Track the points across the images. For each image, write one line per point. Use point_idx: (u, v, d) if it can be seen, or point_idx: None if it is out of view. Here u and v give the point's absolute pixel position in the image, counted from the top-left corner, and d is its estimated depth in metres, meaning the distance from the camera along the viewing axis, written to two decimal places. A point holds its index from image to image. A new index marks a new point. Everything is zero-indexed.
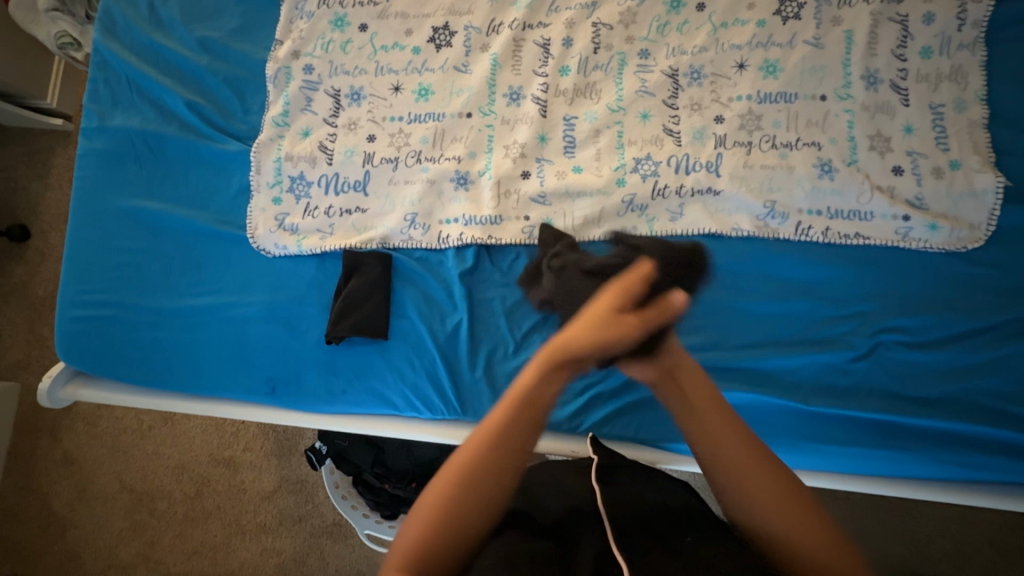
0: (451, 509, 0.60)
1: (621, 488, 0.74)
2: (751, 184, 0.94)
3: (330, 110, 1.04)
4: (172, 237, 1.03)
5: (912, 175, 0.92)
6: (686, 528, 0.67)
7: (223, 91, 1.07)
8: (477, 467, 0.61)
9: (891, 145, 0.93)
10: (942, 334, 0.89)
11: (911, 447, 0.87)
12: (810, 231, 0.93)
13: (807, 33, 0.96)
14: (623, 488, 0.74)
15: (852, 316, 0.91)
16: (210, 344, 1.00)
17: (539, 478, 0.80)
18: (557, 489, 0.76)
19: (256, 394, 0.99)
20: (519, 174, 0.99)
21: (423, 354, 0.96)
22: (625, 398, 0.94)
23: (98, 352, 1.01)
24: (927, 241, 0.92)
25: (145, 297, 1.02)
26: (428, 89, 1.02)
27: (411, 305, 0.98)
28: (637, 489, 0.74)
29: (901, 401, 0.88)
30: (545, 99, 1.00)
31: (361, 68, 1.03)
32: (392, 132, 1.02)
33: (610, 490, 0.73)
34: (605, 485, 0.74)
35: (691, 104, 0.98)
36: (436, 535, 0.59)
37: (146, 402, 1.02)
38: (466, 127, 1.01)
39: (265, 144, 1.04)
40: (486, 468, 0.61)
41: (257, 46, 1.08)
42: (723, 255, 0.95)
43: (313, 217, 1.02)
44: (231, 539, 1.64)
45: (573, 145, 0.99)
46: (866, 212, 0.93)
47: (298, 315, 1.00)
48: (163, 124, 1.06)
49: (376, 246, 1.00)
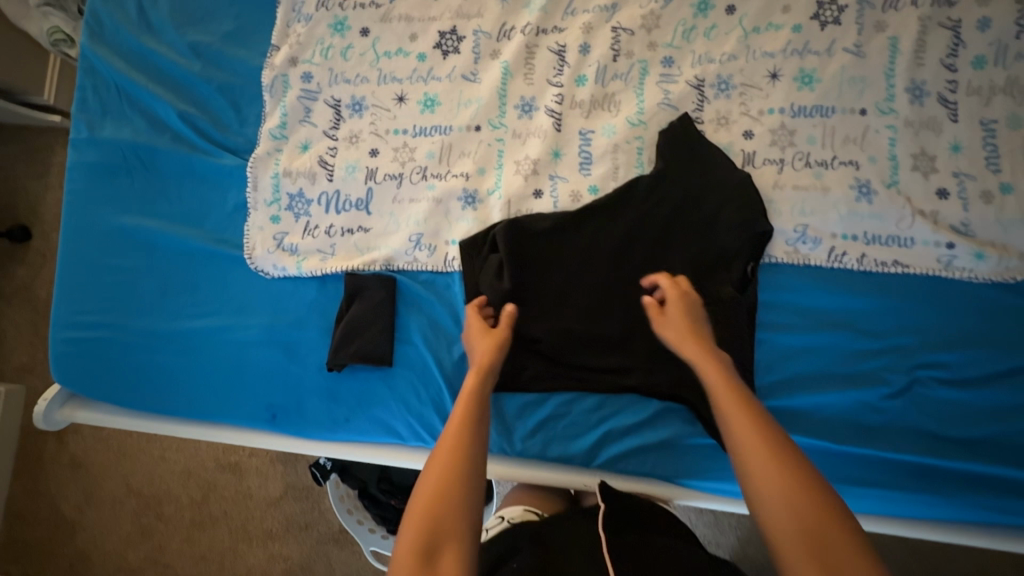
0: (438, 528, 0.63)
1: (632, 533, 0.72)
2: (781, 207, 0.88)
3: (330, 122, 0.96)
4: (165, 256, 0.98)
5: (959, 199, 0.85)
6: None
7: (218, 102, 0.99)
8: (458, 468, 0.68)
9: (936, 165, 0.86)
10: (984, 372, 0.84)
11: (946, 491, 0.83)
12: (844, 258, 0.87)
13: (848, 40, 0.88)
14: (634, 536, 0.71)
15: (887, 350, 0.86)
16: (210, 369, 0.96)
17: (551, 525, 0.77)
18: (569, 533, 0.74)
19: (256, 421, 0.96)
20: (531, 193, 0.93)
21: (430, 383, 0.93)
22: (644, 433, 0.89)
23: (95, 374, 0.98)
24: (973, 271, 0.85)
25: (141, 320, 0.98)
26: (435, 100, 0.95)
27: (416, 331, 0.93)
28: (652, 543, 0.70)
29: (938, 442, 0.84)
30: (560, 112, 0.93)
31: (362, 77, 0.96)
32: (396, 146, 0.95)
33: (616, 534, 0.71)
34: (612, 530, 0.72)
35: (717, 118, 0.91)
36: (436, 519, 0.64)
37: (146, 426, 0.99)
38: (475, 141, 0.94)
39: (261, 159, 0.96)
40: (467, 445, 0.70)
41: (253, 50, 1.00)
42: (767, 288, 0.89)
43: (313, 237, 0.95)
44: (238, 544, 1.64)
45: (589, 160, 0.92)
46: (907, 238, 0.86)
47: (299, 340, 0.95)
48: (155, 136, 0.99)
49: (380, 268, 0.95)
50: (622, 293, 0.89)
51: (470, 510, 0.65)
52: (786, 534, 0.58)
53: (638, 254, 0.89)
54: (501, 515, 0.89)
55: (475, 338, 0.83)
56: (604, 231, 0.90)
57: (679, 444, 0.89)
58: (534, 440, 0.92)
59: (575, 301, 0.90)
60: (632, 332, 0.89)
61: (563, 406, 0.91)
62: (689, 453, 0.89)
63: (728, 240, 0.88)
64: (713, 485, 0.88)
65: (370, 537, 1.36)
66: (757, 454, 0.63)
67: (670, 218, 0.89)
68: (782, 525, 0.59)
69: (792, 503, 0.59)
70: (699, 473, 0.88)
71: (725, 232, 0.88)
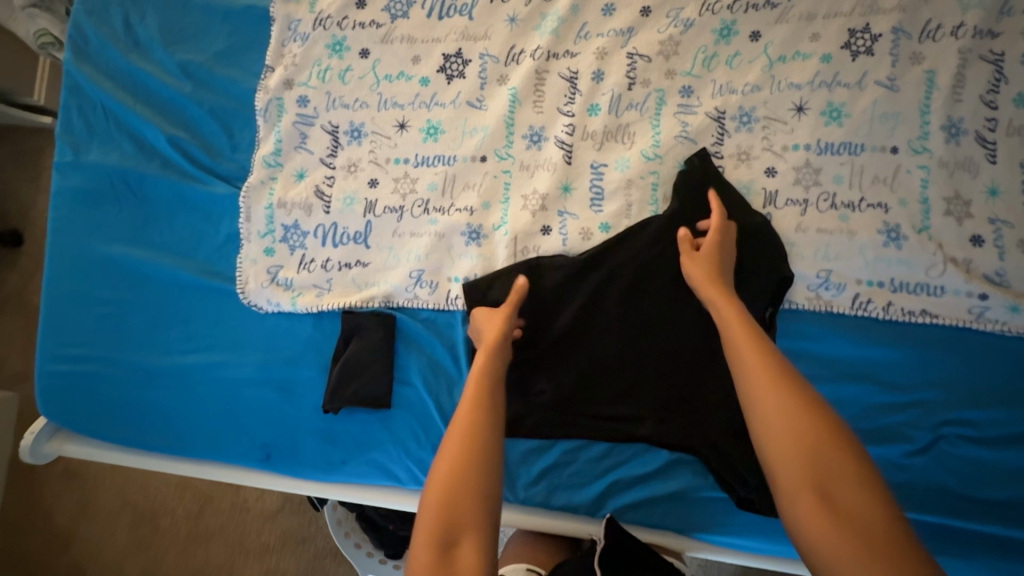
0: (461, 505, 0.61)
1: None
2: (803, 250, 0.83)
3: (327, 149, 0.91)
4: (155, 288, 0.93)
5: (994, 247, 0.80)
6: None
7: (209, 125, 0.94)
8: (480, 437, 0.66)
9: (971, 210, 0.81)
10: (1013, 431, 0.79)
11: (968, 554, 0.79)
12: (869, 305, 0.82)
13: (880, 72, 0.82)
14: None
15: (911, 405, 0.81)
16: (202, 406, 0.93)
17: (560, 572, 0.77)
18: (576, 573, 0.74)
19: (249, 460, 0.92)
20: (538, 230, 0.88)
21: (429, 427, 0.88)
22: (653, 485, 0.85)
23: (82, 409, 0.94)
24: (1006, 323, 0.80)
25: (130, 353, 0.94)
26: (438, 127, 0.90)
27: (415, 372, 0.89)
28: None
29: (962, 503, 0.80)
30: (570, 143, 0.87)
31: (361, 102, 0.91)
32: (396, 177, 0.90)
33: None
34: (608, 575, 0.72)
35: (737, 153, 0.85)
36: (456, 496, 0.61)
37: (135, 461, 0.96)
38: (480, 172, 0.89)
39: (255, 188, 0.91)
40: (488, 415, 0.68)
41: (246, 71, 0.94)
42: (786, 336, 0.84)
43: (309, 271, 0.91)
44: (234, 558, 1.62)
45: (601, 197, 0.87)
46: (936, 286, 0.81)
47: (294, 378, 0.91)
48: (142, 160, 0.93)
49: (378, 305, 0.90)
50: (629, 337, 0.85)
51: (492, 478, 0.63)
52: (801, 478, 0.58)
53: (647, 297, 0.85)
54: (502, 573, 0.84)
55: (484, 319, 0.82)
56: (610, 272, 0.85)
57: (689, 497, 0.85)
58: (537, 487, 0.88)
59: (579, 345, 0.86)
60: (638, 379, 0.85)
61: (569, 454, 0.88)
62: (700, 507, 0.85)
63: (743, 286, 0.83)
64: (723, 540, 0.85)
65: (365, 561, 1.32)
66: (778, 409, 0.62)
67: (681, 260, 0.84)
68: (781, 431, 0.61)
69: (793, 414, 0.61)
70: (710, 526, 0.85)
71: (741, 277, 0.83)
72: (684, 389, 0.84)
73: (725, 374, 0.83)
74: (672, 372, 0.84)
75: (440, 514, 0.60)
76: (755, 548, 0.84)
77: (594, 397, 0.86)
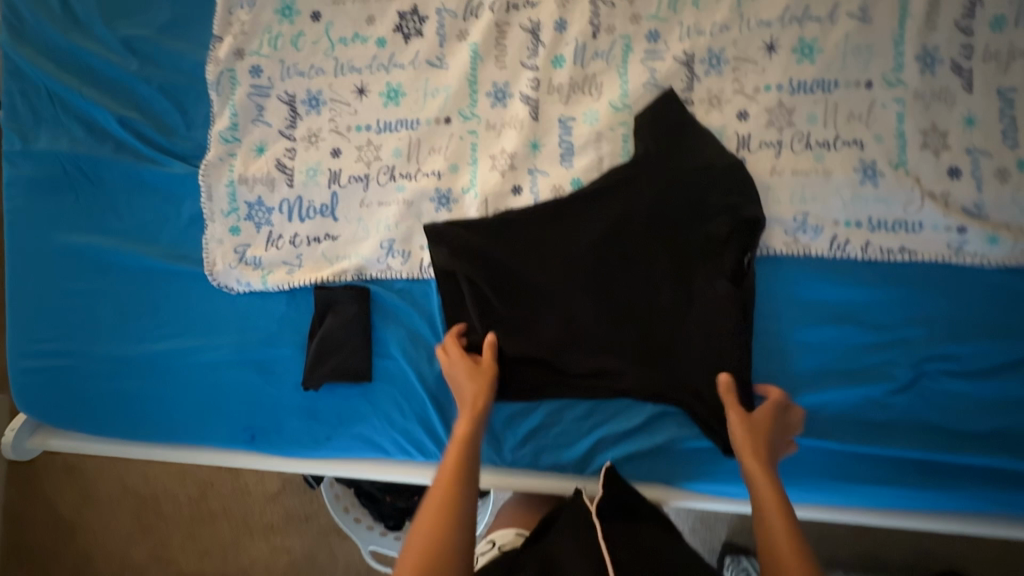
0: (442, 542, 0.63)
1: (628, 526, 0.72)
2: (779, 193, 0.81)
3: (286, 120, 0.88)
4: (121, 276, 0.91)
5: (972, 178, 0.78)
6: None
7: (160, 103, 0.90)
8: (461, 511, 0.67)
9: (948, 142, 0.79)
10: (994, 363, 0.79)
11: (950, 485, 0.80)
12: (848, 246, 0.81)
13: (852, 4, 0.79)
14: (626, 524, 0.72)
15: (894, 344, 0.81)
16: (181, 392, 0.91)
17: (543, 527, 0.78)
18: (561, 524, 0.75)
19: (235, 442, 0.92)
20: (509, 190, 0.85)
21: (412, 397, 0.88)
22: (639, 439, 0.85)
23: (60, 403, 0.93)
24: (984, 256, 0.79)
25: (102, 343, 0.92)
26: (398, 91, 0.86)
27: (394, 343, 0.88)
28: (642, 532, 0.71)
29: (944, 436, 0.80)
30: (536, 98, 0.84)
31: (317, 68, 0.87)
32: (359, 145, 0.87)
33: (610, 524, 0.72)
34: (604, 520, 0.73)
35: (709, 98, 0.83)
36: (441, 534, 0.64)
37: (120, 450, 0.95)
38: (445, 134, 0.86)
39: (214, 166, 0.88)
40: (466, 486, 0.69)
41: (193, 43, 0.90)
42: (766, 283, 0.83)
43: (277, 248, 0.89)
44: (239, 538, 1.64)
45: (571, 152, 0.84)
46: (914, 222, 0.80)
47: (272, 358, 0.90)
48: (95, 144, 0.90)
49: (351, 278, 0.88)
50: (606, 288, 0.84)
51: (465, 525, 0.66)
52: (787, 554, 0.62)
53: (621, 247, 0.83)
54: (494, 541, 0.87)
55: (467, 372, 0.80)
56: (583, 224, 0.84)
57: (674, 449, 0.85)
58: (524, 449, 0.88)
59: (552, 299, 0.85)
60: (618, 329, 0.84)
61: (553, 415, 0.87)
62: (683, 456, 0.85)
63: (716, 230, 0.81)
64: (708, 488, 0.85)
65: (365, 534, 1.33)
66: (782, 532, 0.64)
67: (654, 209, 0.82)
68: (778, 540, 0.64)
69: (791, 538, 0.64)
70: (695, 475, 0.85)
71: (713, 223, 0.82)
72: (662, 336, 0.83)
73: (704, 317, 0.82)
74: (651, 321, 0.83)
75: (435, 526, 0.65)
76: (740, 493, 0.85)
77: (573, 352, 0.85)
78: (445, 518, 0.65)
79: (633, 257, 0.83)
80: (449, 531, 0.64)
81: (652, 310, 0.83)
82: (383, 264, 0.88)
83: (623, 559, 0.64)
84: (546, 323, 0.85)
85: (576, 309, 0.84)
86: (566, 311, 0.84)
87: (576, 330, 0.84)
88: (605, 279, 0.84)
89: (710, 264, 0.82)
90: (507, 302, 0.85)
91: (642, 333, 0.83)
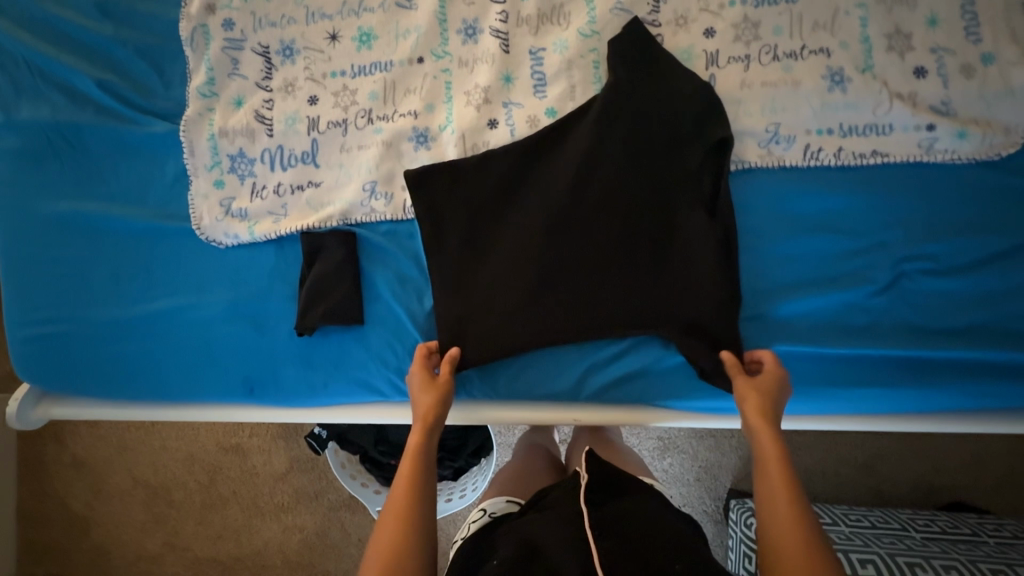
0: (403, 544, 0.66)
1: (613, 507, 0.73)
2: (749, 107, 0.83)
3: (262, 72, 0.89)
4: (111, 240, 0.92)
5: (938, 76, 0.80)
6: (674, 553, 0.66)
7: (138, 65, 0.92)
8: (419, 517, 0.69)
9: (912, 43, 0.80)
10: (970, 259, 0.81)
11: (936, 382, 0.82)
12: (821, 154, 0.82)
13: None
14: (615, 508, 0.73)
15: (872, 247, 0.82)
16: (178, 349, 0.93)
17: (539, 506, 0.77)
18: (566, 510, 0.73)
19: (234, 395, 0.93)
20: (485, 124, 0.86)
21: (404, 336, 0.89)
22: (629, 361, 0.86)
23: (61, 369, 0.94)
24: (955, 152, 0.81)
25: (97, 307, 0.93)
26: (370, 34, 0.88)
27: (383, 285, 0.89)
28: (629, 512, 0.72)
29: (928, 335, 0.82)
30: (506, 32, 0.86)
31: (289, 18, 0.88)
32: (335, 91, 0.88)
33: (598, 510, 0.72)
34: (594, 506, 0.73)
35: (675, 19, 0.84)
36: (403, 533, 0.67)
37: (123, 414, 0.97)
38: (420, 75, 0.87)
39: (194, 121, 0.90)
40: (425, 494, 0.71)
41: (167, 3, 0.92)
42: (744, 198, 0.84)
43: (262, 198, 0.90)
44: (251, 520, 1.65)
45: (543, 82, 0.86)
46: (885, 125, 0.81)
47: (265, 309, 0.92)
48: (76, 110, 0.91)
49: (337, 223, 0.89)
50: (587, 217, 0.83)
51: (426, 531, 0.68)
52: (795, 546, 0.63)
53: (599, 176, 0.83)
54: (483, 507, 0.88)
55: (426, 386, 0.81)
56: (560, 157, 0.85)
57: (663, 367, 0.87)
58: (518, 381, 0.89)
59: (535, 231, 0.84)
60: (602, 257, 0.83)
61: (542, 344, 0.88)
62: (672, 374, 0.87)
63: (691, 155, 0.83)
64: (698, 404, 0.87)
65: (373, 497, 1.35)
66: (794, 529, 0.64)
67: (630, 136, 0.83)
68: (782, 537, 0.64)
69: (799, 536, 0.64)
70: (683, 394, 0.87)
71: (687, 145, 0.83)
72: (647, 260, 0.82)
73: (685, 239, 0.82)
74: (635, 246, 0.83)
75: (399, 530, 0.67)
76: (726, 409, 0.87)
77: (558, 283, 0.83)
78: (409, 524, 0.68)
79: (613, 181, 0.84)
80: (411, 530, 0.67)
81: (635, 236, 0.83)
82: (364, 207, 0.89)
83: (614, 549, 0.65)
84: (530, 256, 0.83)
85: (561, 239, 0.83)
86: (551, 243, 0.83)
87: (561, 261, 0.83)
88: (586, 208, 0.83)
89: (688, 188, 0.83)
90: (490, 239, 0.86)
91: (628, 258, 0.82)
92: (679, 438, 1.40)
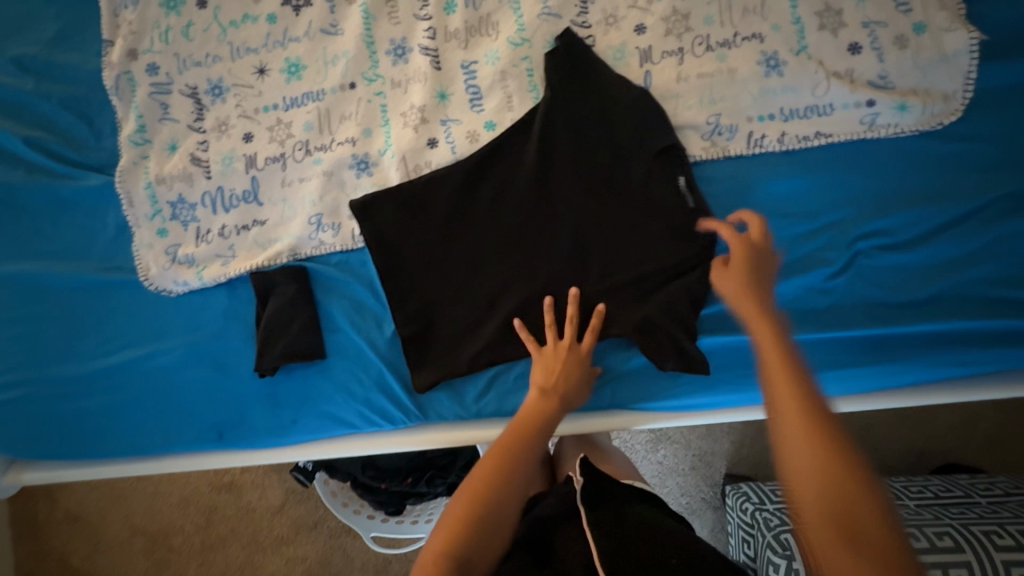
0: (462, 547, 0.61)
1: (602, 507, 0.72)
2: (689, 99, 0.82)
3: (192, 114, 0.87)
4: (60, 298, 0.91)
5: (872, 51, 0.79)
6: (669, 548, 0.64)
7: (65, 118, 0.90)
8: (485, 520, 0.63)
9: (843, 19, 0.79)
10: (924, 230, 0.81)
11: (903, 356, 0.81)
12: (764, 140, 0.82)
13: None
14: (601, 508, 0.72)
15: (825, 228, 0.82)
16: (141, 402, 0.91)
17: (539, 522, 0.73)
18: (566, 527, 0.70)
19: (203, 443, 0.91)
20: (425, 144, 0.85)
21: (368, 365, 0.88)
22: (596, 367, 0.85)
23: (23, 435, 0.92)
24: (897, 125, 0.80)
25: (53, 368, 0.91)
26: (298, 64, 0.86)
27: (341, 316, 0.88)
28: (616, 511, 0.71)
29: (890, 310, 0.81)
30: (435, 48, 0.84)
31: (213, 56, 0.86)
32: (270, 125, 0.86)
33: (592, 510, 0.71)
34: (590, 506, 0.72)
35: (604, 18, 0.83)
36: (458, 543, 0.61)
37: (92, 473, 0.94)
38: (353, 100, 0.86)
39: (129, 171, 0.87)
40: (492, 497, 0.64)
41: (87, 53, 0.90)
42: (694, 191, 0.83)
43: (207, 242, 0.88)
44: (253, 557, 1.64)
45: (478, 95, 0.84)
46: (825, 105, 0.80)
47: (224, 353, 0.90)
48: (6, 170, 0.89)
49: (287, 260, 0.88)
50: (535, 232, 0.83)
51: (489, 543, 0.63)
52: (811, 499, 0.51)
53: (543, 189, 0.83)
54: None
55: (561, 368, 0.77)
56: (503, 172, 0.84)
57: (631, 369, 0.86)
58: (487, 400, 0.87)
59: (483, 252, 0.84)
60: (551, 271, 0.83)
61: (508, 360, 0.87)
62: (641, 375, 0.86)
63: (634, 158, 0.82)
64: (671, 403, 0.87)
65: (368, 523, 1.34)
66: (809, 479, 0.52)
67: (572, 146, 0.82)
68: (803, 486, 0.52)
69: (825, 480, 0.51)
70: (653, 393, 0.86)
71: (629, 151, 0.82)
72: (598, 269, 0.82)
73: (634, 244, 0.82)
74: (585, 256, 0.82)
75: (456, 535, 0.62)
76: (697, 405, 0.87)
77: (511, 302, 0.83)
78: (467, 536, 0.62)
79: (557, 191, 0.83)
80: (464, 541, 0.61)
81: (583, 247, 0.82)
82: (309, 244, 0.87)
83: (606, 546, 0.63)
84: (481, 278, 0.84)
85: (509, 258, 0.84)
86: (500, 262, 0.84)
87: (512, 279, 0.84)
88: (532, 223, 0.83)
89: (632, 191, 0.82)
90: (440, 261, 0.85)
91: (578, 270, 0.82)
92: (670, 430, 1.39)
